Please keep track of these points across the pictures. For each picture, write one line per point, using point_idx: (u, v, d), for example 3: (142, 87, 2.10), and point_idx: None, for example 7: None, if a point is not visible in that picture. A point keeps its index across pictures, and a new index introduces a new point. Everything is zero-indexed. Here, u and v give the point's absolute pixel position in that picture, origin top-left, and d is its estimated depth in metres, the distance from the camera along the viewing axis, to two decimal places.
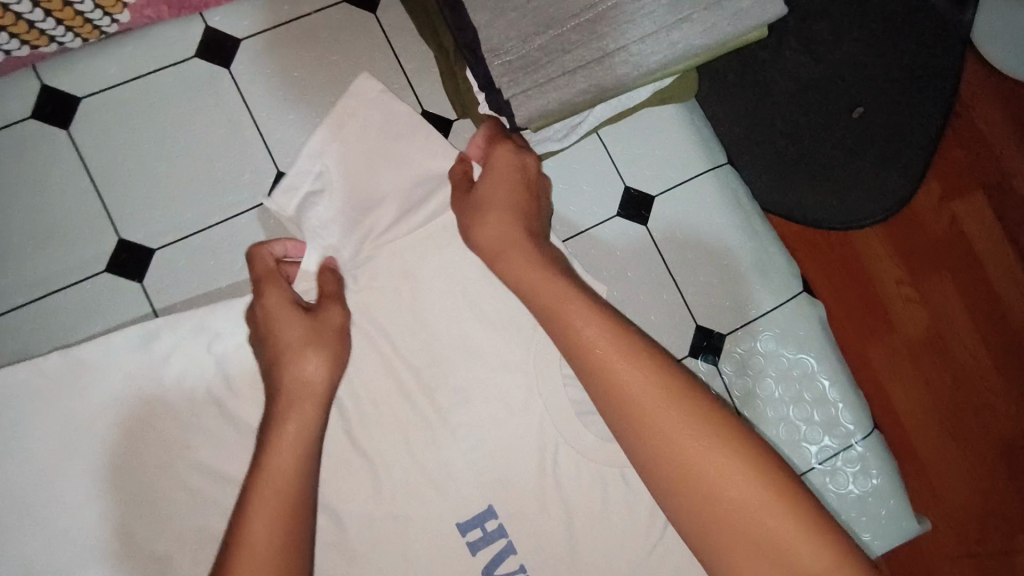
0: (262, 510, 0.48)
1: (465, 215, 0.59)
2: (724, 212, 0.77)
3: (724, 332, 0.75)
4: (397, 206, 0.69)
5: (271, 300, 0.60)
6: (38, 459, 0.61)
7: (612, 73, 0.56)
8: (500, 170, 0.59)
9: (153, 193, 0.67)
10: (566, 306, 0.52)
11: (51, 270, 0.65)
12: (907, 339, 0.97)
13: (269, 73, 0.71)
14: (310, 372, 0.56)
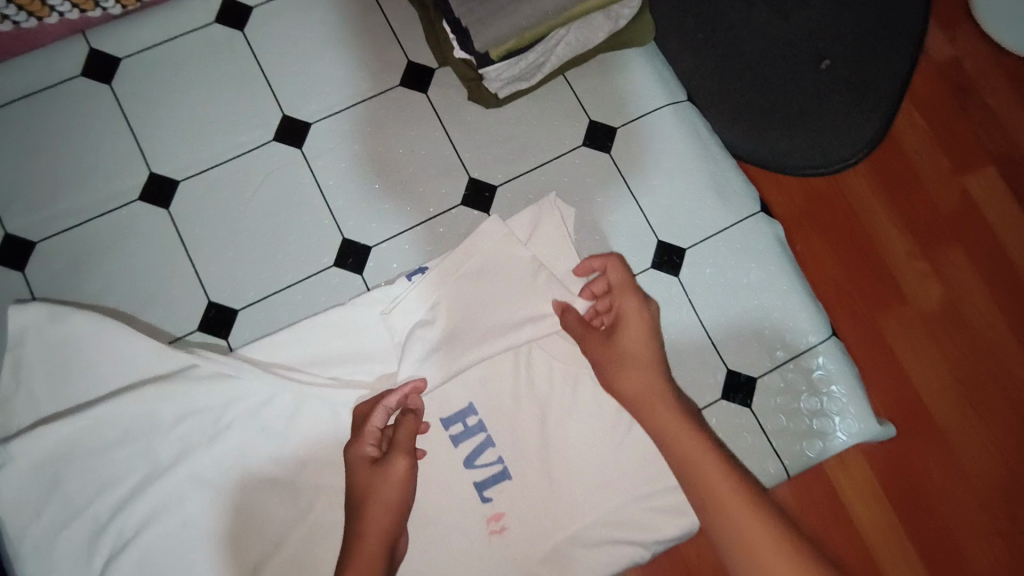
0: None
1: (605, 362, 0.67)
2: (684, 141, 0.85)
3: (685, 248, 0.82)
4: (495, 332, 0.73)
5: (353, 464, 0.65)
6: (77, 358, 0.71)
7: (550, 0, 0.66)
8: (637, 322, 0.67)
9: (180, 136, 0.79)
10: (667, 415, 0.63)
11: (95, 200, 0.77)
12: (921, 314, 0.93)
13: (277, 33, 0.83)
14: (370, 525, 0.60)
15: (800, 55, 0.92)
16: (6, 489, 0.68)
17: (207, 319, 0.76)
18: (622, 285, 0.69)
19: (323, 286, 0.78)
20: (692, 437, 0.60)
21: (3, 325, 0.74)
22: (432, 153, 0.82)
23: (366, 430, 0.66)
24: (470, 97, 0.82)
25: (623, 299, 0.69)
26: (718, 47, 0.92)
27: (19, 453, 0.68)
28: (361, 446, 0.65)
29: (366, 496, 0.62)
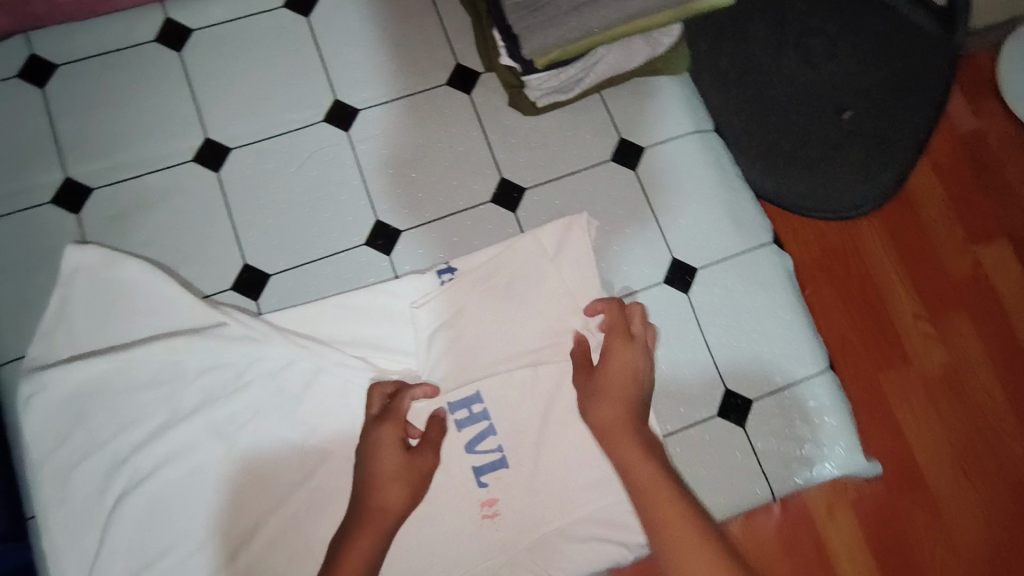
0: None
1: (587, 394, 0.70)
2: (708, 167, 0.89)
3: (700, 267, 0.85)
4: (512, 342, 0.80)
5: (374, 441, 0.68)
6: (119, 302, 0.75)
7: (599, 16, 0.70)
8: (621, 359, 0.69)
9: (238, 107, 0.85)
10: (634, 451, 0.63)
11: (150, 156, 0.82)
12: (921, 374, 0.97)
13: (337, 24, 0.89)
14: (382, 507, 0.65)
15: (825, 103, 0.95)
16: (38, 415, 0.72)
17: (240, 280, 0.80)
18: (617, 324, 0.72)
19: (351, 261, 0.82)
20: (650, 471, 0.61)
21: (49, 262, 0.78)
22: (470, 150, 0.87)
23: (392, 411, 0.69)
24: (510, 102, 0.87)
25: (612, 337, 0.71)
26: (748, 86, 0.96)
27: (54, 382, 0.72)
28: (388, 425, 0.68)
29: (384, 481, 0.66)
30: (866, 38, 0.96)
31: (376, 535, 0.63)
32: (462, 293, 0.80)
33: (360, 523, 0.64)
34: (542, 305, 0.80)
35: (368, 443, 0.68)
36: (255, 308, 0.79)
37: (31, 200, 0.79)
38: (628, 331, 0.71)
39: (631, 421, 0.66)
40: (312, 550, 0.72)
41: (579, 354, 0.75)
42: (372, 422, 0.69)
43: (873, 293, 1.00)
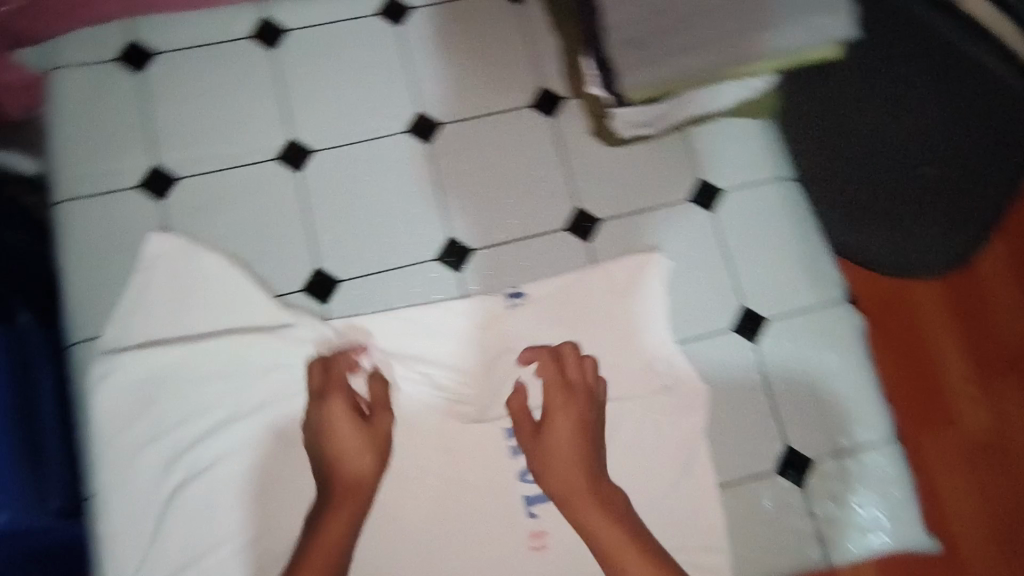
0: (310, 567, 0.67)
1: (536, 461, 0.74)
2: (788, 216, 0.87)
3: (770, 318, 0.83)
4: None
5: (336, 413, 0.74)
6: (196, 294, 0.77)
7: (700, 61, 0.68)
8: (565, 422, 0.75)
9: (324, 110, 0.85)
10: (591, 517, 0.71)
11: (235, 151, 0.83)
12: (964, 437, 1.03)
13: (426, 36, 0.88)
14: (349, 475, 0.72)
15: (895, 167, 0.81)
16: (110, 395, 0.74)
17: (310, 282, 0.80)
18: (553, 379, 0.77)
19: (421, 275, 0.82)
20: (619, 536, 0.70)
21: (130, 246, 0.79)
22: (548, 175, 0.85)
23: (331, 380, 0.76)
24: (593, 131, 0.86)
25: (557, 398, 0.76)
26: (828, 128, 0.86)
27: (129, 366, 0.74)
28: (340, 396, 0.75)
29: (348, 451, 0.72)
30: (933, 49, 0.69)
31: (353, 500, 0.71)
32: (530, 320, 0.80)
33: (333, 495, 0.71)
34: (608, 342, 0.80)
35: (320, 415, 0.74)
36: (323, 312, 0.79)
37: (120, 184, 0.81)
38: (565, 383, 0.76)
39: (580, 480, 0.72)
40: (284, 535, 0.72)
41: (513, 411, 0.77)
42: (320, 396, 0.75)
43: (927, 357, 1.06)
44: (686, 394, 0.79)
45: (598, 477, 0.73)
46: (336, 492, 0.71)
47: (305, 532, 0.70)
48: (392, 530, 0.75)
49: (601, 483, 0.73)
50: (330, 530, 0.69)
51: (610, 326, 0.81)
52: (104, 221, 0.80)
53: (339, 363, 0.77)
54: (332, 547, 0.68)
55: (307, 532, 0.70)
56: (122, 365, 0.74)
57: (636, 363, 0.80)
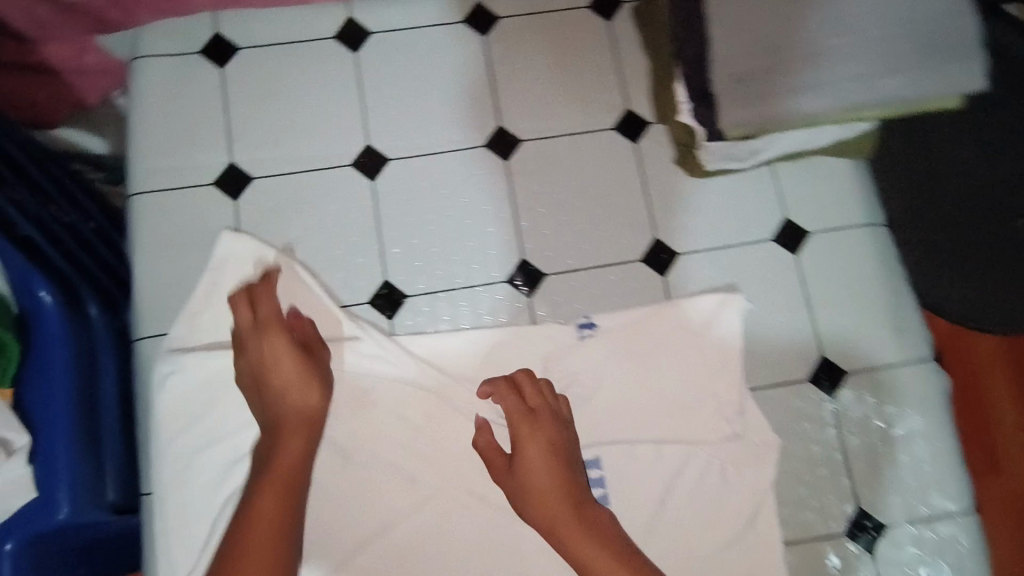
0: (264, 501, 0.64)
1: (514, 493, 0.71)
2: (875, 264, 0.82)
3: (849, 370, 0.79)
4: (641, 414, 0.77)
5: (272, 350, 0.71)
6: None
7: (812, 104, 0.63)
8: (533, 443, 0.71)
9: (402, 117, 0.83)
10: (574, 541, 0.67)
11: (311, 154, 0.82)
12: (1008, 486, 0.99)
13: (511, 45, 0.85)
14: (295, 411, 0.69)
15: (999, 209, 0.75)
16: (169, 395, 0.73)
17: (378, 295, 0.79)
18: (515, 409, 0.73)
19: (490, 296, 0.80)
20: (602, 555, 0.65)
21: (202, 244, 0.79)
22: (626, 202, 0.82)
23: (268, 318, 0.73)
24: (677, 160, 0.82)
25: (521, 425, 0.72)
26: (915, 172, 0.81)
27: (194, 366, 0.74)
28: (275, 330, 0.72)
29: (291, 386, 0.69)
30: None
31: (298, 432, 0.68)
32: (599, 353, 0.78)
33: (282, 432, 0.68)
34: (677, 381, 0.78)
35: (259, 354, 0.71)
36: (389, 327, 0.79)
37: (195, 180, 0.81)
38: (529, 411, 0.72)
39: (559, 501, 0.68)
40: (343, 542, 0.73)
41: (484, 446, 0.74)
42: (253, 333, 0.72)
43: (982, 398, 1.01)
44: (755, 443, 0.77)
45: (572, 476, 0.70)
46: (280, 426, 0.69)
47: (260, 465, 0.67)
48: (443, 554, 0.74)
49: (574, 478, 0.70)
50: (285, 461, 0.66)
51: (680, 366, 0.78)
52: (177, 216, 0.80)
53: (263, 297, 0.74)
54: (283, 477, 0.66)
55: (258, 469, 0.67)
56: (189, 364, 0.74)
57: (704, 406, 0.77)
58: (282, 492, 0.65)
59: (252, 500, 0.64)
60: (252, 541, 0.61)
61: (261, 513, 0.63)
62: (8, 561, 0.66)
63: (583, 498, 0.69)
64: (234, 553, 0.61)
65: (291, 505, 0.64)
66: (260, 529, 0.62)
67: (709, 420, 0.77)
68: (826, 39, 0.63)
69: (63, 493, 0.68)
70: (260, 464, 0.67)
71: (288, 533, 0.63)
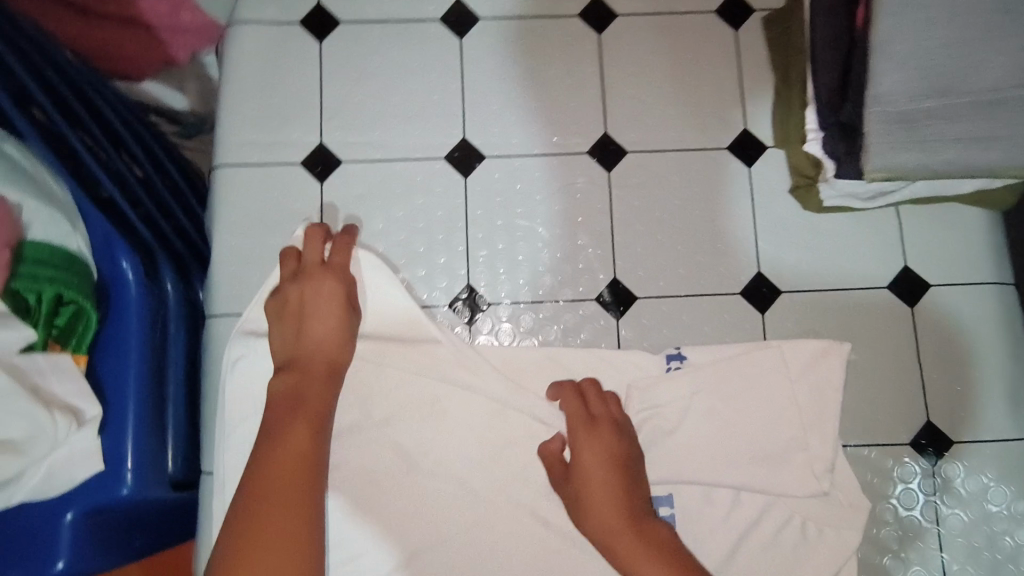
0: (290, 438, 0.62)
1: (571, 500, 0.67)
2: (998, 325, 0.75)
3: (955, 438, 0.74)
4: (726, 459, 0.72)
5: (326, 296, 0.70)
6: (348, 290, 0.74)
7: (974, 158, 0.59)
8: (595, 441, 0.67)
9: (503, 113, 0.79)
10: (632, 552, 0.63)
11: (405, 141, 0.78)
12: None
13: (626, 50, 0.81)
14: (326, 360, 0.68)
15: None
16: (238, 378, 0.71)
17: (460, 298, 0.76)
18: (577, 416, 0.69)
19: (575, 312, 0.76)
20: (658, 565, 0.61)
21: (286, 223, 0.76)
22: (731, 228, 0.77)
23: (330, 265, 0.71)
24: (792, 191, 0.77)
25: (581, 426, 0.69)
26: None
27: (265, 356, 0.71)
28: (333, 277, 0.70)
29: (329, 337, 0.68)
30: None
31: (326, 379, 0.67)
32: (688, 388, 0.73)
33: (308, 377, 0.67)
34: (766, 426, 0.72)
35: (308, 295, 0.69)
36: (468, 333, 0.75)
37: (284, 157, 0.78)
38: (590, 418, 0.69)
39: (618, 508, 0.64)
40: (398, 548, 0.71)
41: (547, 455, 0.70)
42: (304, 275, 0.70)
43: None
44: (844, 504, 0.71)
45: (631, 483, 0.66)
46: (306, 370, 0.67)
47: (279, 403, 0.65)
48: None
49: (633, 486, 0.66)
50: (312, 406, 0.65)
51: (773, 411, 0.72)
52: (262, 192, 0.77)
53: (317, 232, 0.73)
54: (313, 420, 0.64)
55: (281, 398, 0.65)
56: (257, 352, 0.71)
57: (793, 457, 0.71)
58: (313, 433, 0.63)
59: (282, 435, 0.62)
60: (276, 476, 0.60)
61: (287, 449, 0.62)
62: (64, 539, 0.62)
63: (645, 511, 0.65)
64: (257, 481, 0.59)
65: (319, 448, 0.63)
66: (284, 464, 0.61)
67: (799, 475, 0.71)
68: (1000, 89, 0.58)
69: (129, 468, 0.66)
70: (280, 403, 0.65)
71: (315, 476, 0.61)
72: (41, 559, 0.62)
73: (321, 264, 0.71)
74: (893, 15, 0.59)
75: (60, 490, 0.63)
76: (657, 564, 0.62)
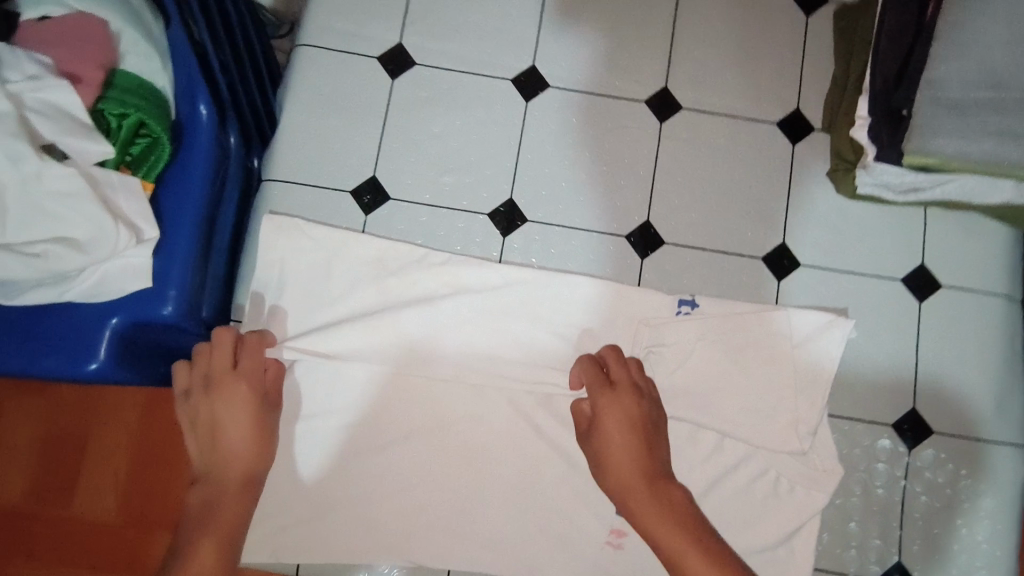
0: (199, 556, 0.57)
1: (592, 466, 0.67)
2: (994, 335, 0.79)
3: (934, 430, 0.77)
4: (718, 404, 0.76)
5: (235, 411, 0.66)
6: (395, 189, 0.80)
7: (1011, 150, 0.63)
8: (616, 404, 0.67)
9: (574, 50, 0.83)
10: (650, 517, 0.61)
11: (478, 57, 0.83)
12: None
13: (700, 15, 0.85)
14: (237, 477, 0.63)
15: None
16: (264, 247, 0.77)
17: (499, 211, 0.80)
18: (596, 382, 0.69)
19: (603, 244, 0.80)
20: (674, 533, 0.59)
21: (353, 109, 0.81)
22: (764, 198, 0.82)
23: (240, 370, 0.68)
24: (829, 174, 0.81)
25: (602, 398, 0.68)
26: None
27: (312, 231, 0.77)
28: (244, 386, 0.67)
29: (239, 451, 0.65)
30: None
31: (240, 493, 0.63)
32: (697, 333, 0.77)
33: (220, 495, 0.62)
34: (763, 383, 0.76)
35: (218, 407, 0.66)
36: (500, 249, 0.80)
37: (362, 49, 0.82)
38: (609, 383, 0.69)
39: (639, 470, 0.64)
40: (399, 424, 0.76)
41: (575, 408, 0.70)
42: (212, 385, 0.66)
43: None
44: (819, 468, 0.75)
45: (650, 447, 0.65)
46: (219, 484, 0.63)
47: (193, 517, 0.61)
48: (489, 471, 0.75)
49: (654, 448, 0.66)
50: (226, 520, 0.60)
51: (770, 369, 0.76)
52: (334, 78, 0.81)
53: (228, 337, 0.69)
54: (224, 534, 0.59)
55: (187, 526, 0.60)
56: (303, 227, 0.77)
57: (781, 415, 0.75)
58: (221, 551, 0.58)
59: (191, 550, 0.57)
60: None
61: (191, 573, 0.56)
62: (102, 343, 0.68)
63: (664, 474, 0.64)
64: None
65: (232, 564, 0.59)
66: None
67: (782, 433, 0.75)
68: None
69: (174, 292, 0.71)
70: (192, 521, 0.60)
71: None
72: (78, 354, 0.68)
73: (230, 373, 0.67)
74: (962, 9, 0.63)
75: (106, 297, 0.68)
76: (676, 528, 0.60)
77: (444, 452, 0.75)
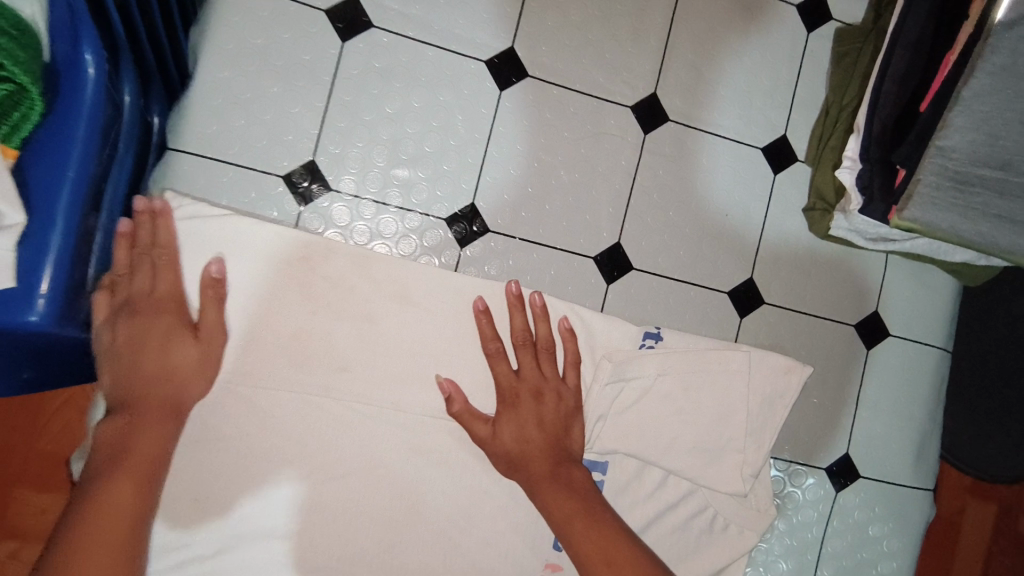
0: (109, 492, 0.49)
1: (496, 459, 0.65)
2: (924, 384, 0.83)
3: (860, 474, 0.80)
4: (665, 446, 0.72)
5: (147, 324, 0.56)
6: (337, 177, 0.67)
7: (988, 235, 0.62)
8: (516, 411, 0.65)
9: (558, 35, 0.72)
10: (549, 492, 0.62)
11: (447, 30, 0.70)
12: None
13: (699, 13, 0.76)
14: (165, 392, 0.55)
15: None
16: None
17: (460, 215, 0.70)
18: (496, 359, 0.66)
19: (570, 262, 0.73)
20: (573, 503, 0.61)
21: (294, 72, 0.67)
22: (738, 229, 0.77)
23: (158, 291, 0.58)
24: (806, 210, 0.77)
25: (508, 391, 0.65)
26: None
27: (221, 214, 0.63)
28: (156, 301, 0.57)
29: (164, 379, 0.55)
30: None
31: (166, 419, 0.54)
32: (658, 370, 0.72)
33: (139, 415, 0.53)
34: (715, 422, 0.72)
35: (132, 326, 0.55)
36: (456, 259, 0.70)
37: None
38: (516, 376, 0.66)
39: (553, 448, 0.64)
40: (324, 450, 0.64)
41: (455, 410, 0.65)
42: (126, 306, 0.56)
43: None
44: (754, 508, 0.75)
45: (565, 434, 0.65)
46: (142, 411, 0.53)
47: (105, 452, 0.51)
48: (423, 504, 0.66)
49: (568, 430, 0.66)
50: (146, 449, 0.52)
51: (722, 409, 0.73)
52: (271, 30, 0.66)
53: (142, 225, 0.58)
54: (146, 468, 0.51)
55: (101, 454, 0.51)
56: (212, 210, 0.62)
57: (728, 457, 0.73)
58: (139, 485, 0.50)
59: (100, 493, 0.48)
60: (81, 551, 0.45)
61: (99, 508, 0.48)
62: None
63: (572, 457, 0.65)
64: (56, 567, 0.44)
65: (249, 522, 0.61)
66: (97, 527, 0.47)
67: (728, 476, 0.72)
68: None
69: (46, 292, 0.50)
70: (102, 457, 0.51)
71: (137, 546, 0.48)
72: None
73: (144, 290, 0.57)
74: (989, 77, 0.55)
75: None
76: (573, 502, 0.61)
77: (366, 483, 0.65)
